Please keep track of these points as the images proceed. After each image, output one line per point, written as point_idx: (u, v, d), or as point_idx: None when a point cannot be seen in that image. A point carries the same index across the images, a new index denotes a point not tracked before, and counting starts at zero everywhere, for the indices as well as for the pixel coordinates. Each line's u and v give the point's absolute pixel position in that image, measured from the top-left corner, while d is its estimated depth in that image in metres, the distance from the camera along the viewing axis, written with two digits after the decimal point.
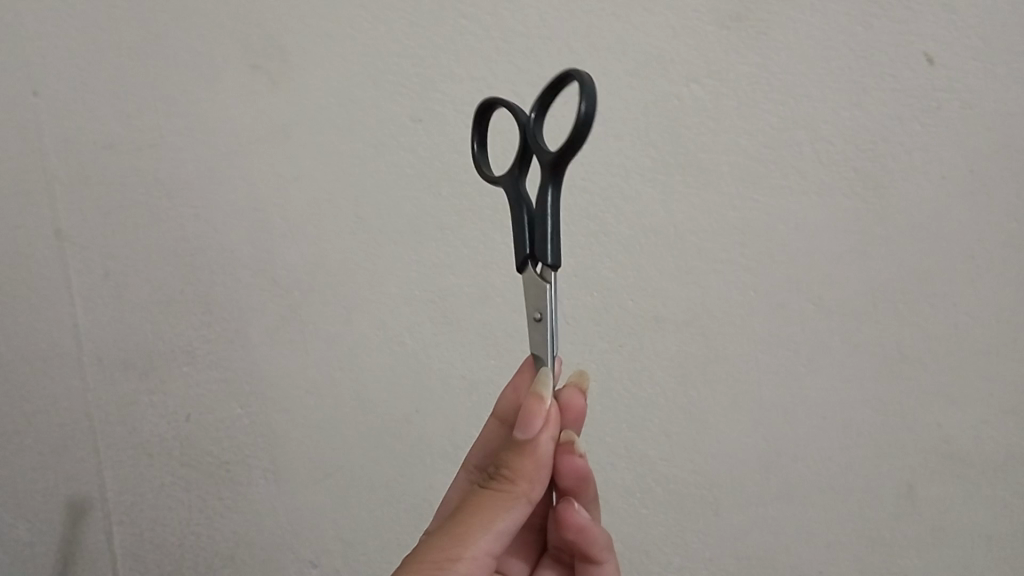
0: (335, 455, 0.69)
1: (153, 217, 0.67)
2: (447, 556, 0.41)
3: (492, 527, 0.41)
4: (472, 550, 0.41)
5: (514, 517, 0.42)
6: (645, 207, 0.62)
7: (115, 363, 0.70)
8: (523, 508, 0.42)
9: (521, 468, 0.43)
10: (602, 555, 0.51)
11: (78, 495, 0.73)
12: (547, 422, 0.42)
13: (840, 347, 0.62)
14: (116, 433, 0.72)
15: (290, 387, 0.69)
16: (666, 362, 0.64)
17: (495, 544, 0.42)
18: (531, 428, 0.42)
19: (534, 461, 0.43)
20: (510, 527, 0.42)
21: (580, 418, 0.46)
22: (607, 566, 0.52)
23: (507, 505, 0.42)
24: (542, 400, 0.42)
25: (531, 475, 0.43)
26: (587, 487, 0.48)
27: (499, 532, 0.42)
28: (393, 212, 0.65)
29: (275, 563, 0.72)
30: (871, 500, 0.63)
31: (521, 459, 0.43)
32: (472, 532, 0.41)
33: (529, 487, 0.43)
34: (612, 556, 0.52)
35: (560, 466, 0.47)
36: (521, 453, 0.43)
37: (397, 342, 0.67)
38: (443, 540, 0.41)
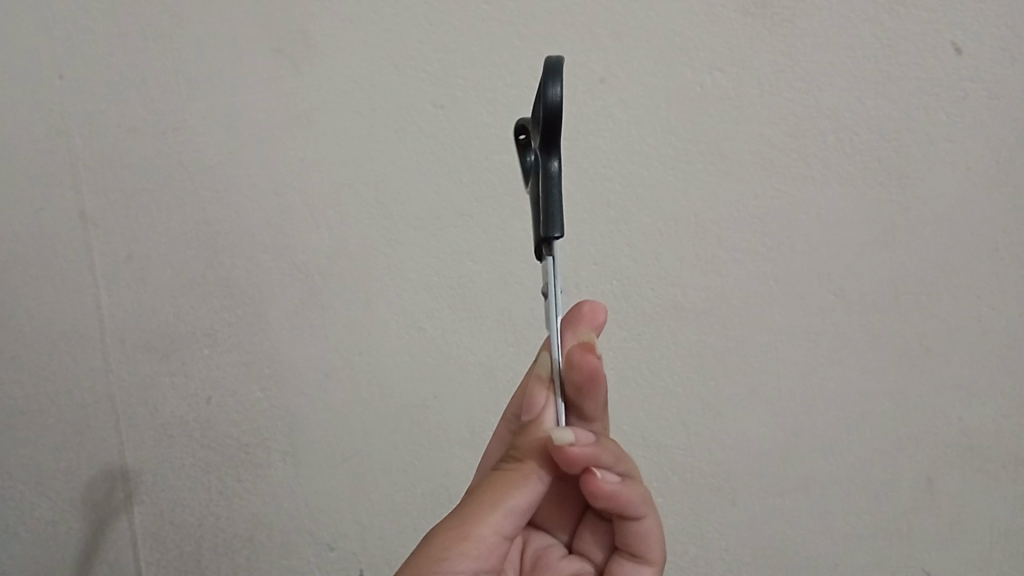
0: (352, 440, 0.70)
1: (177, 200, 0.68)
2: (455, 536, 0.40)
3: (501, 506, 0.41)
4: (480, 529, 0.40)
5: (524, 495, 0.41)
6: (667, 195, 0.62)
7: (137, 345, 0.71)
8: (542, 484, 0.42)
9: (527, 446, 0.42)
10: (640, 511, 0.45)
11: (98, 476, 0.74)
12: (549, 398, 0.42)
13: (862, 339, 0.61)
14: (137, 414, 0.72)
15: (310, 371, 0.69)
16: (684, 352, 0.64)
17: (505, 525, 0.41)
18: (535, 404, 0.43)
19: (540, 439, 0.42)
20: (523, 505, 0.41)
21: (598, 379, 0.42)
22: (648, 521, 0.46)
23: (516, 485, 0.41)
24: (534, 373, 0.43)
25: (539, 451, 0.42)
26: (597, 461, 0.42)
27: (509, 511, 0.41)
28: (412, 198, 0.65)
29: (292, 546, 0.73)
30: (889, 492, 0.63)
31: (527, 438, 0.42)
32: (479, 511, 0.41)
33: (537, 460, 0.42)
34: (651, 508, 0.46)
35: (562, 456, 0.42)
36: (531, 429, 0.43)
37: (415, 328, 0.67)
38: (449, 524, 0.41)
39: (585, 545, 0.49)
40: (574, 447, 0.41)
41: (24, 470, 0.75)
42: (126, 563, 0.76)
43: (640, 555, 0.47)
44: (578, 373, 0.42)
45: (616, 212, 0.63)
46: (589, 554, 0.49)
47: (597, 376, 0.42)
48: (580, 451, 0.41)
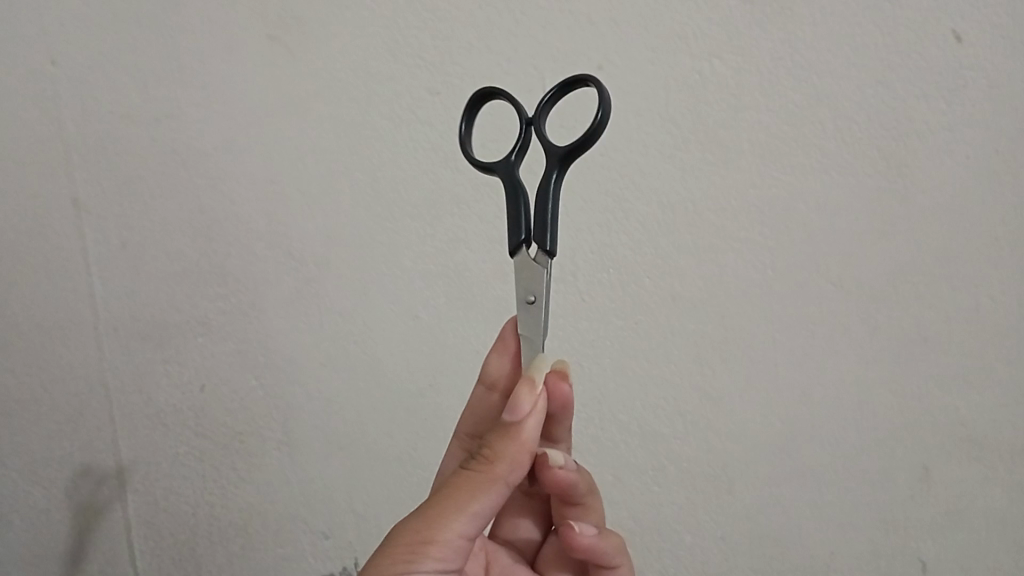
0: (347, 428, 0.69)
1: (171, 188, 0.67)
2: (418, 539, 0.41)
3: (466, 510, 0.41)
4: (446, 535, 0.41)
5: (491, 503, 0.41)
6: (665, 184, 0.62)
7: (132, 333, 0.70)
8: (507, 490, 0.42)
9: (504, 450, 0.42)
10: (608, 555, 0.53)
11: (94, 464, 0.74)
12: (535, 403, 0.41)
13: (860, 328, 0.61)
14: (132, 402, 0.72)
15: (304, 359, 0.69)
16: (681, 341, 0.64)
17: (471, 527, 0.41)
18: (519, 410, 0.42)
19: (518, 445, 0.42)
20: (489, 509, 0.42)
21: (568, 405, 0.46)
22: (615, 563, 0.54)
23: (486, 489, 0.41)
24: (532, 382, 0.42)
25: (513, 459, 0.42)
26: (576, 493, 0.51)
27: (475, 516, 0.41)
28: (408, 186, 0.65)
29: (288, 534, 0.72)
30: (886, 483, 0.63)
31: (507, 442, 0.42)
32: (446, 514, 0.41)
33: (508, 470, 0.42)
34: (619, 552, 0.54)
35: (545, 477, 0.50)
36: (510, 433, 0.42)
37: (412, 318, 0.67)
38: (418, 523, 0.41)
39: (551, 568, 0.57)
40: (560, 469, 0.49)
41: (19, 458, 0.75)
42: (120, 551, 0.75)
43: None
44: (553, 401, 0.46)
45: (612, 199, 0.63)
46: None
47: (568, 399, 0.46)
48: (562, 473, 0.50)
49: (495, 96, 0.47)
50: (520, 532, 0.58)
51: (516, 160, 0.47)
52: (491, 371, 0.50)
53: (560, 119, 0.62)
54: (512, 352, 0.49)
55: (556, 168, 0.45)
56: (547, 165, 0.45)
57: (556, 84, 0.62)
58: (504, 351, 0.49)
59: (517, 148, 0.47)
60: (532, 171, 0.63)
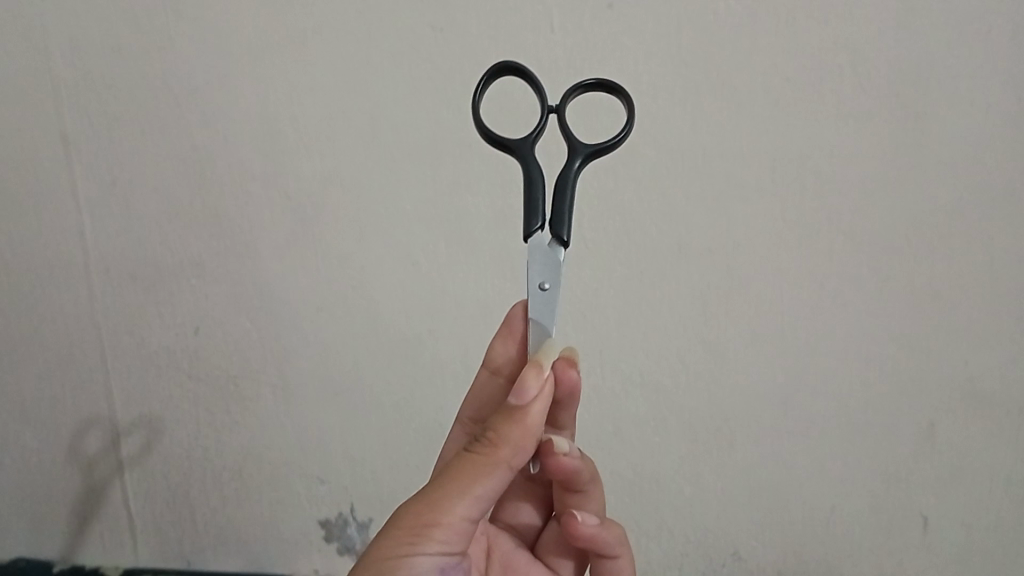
0: (343, 373, 0.68)
1: (162, 124, 0.65)
2: (422, 520, 0.40)
3: (469, 493, 0.40)
4: (450, 517, 0.40)
5: (494, 485, 0.41)
6: (674, 128, 0.59)
7: (123, 274, 0.69)
8: (510, 474, 0.41)
9: (507, 434, 0.41)
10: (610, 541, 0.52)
11: (84, 406, 0.72)
12: (541, 388, 0.41)
13: (870, 280, 0.60)
14: (123, 344, 0.70)
15: (299, 304, 0.67)
16: (686, 291, 0.62)
17: (474, 510, 0.41)
18: (524, 394, 0.41)
19: (522, 430, 0.41)
20: (493, 492, 0.41)
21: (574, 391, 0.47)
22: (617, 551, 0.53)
23: (489, 472, 0.40)
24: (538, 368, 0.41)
25: (515, 443, 0.41)
26: (579, 480, 0.50)
27: (478, 499, 0.40)
28: (408, 126, 0.63)
29: (282, 478, 0.71)
30: (890, 437, 0.62)
31: (510, 426, 0.41)
32: (448, 496, 0.40)
33: (512, 454, 0.41)
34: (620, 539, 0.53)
35: (547, 466, 0.49)
36: (513, 417, 0.41)
37: (410, 262, 0.65)
38: (420, 505, 0.41)
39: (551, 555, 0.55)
40: (565, 456, 0.48)
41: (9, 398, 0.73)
42: (112, 493, 0.74)
43: None
44: (560, 387, 0.46)
45: (622, 148, 0.60)
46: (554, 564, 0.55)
47: (574, 387, 0.46)
48: (566, 459, 0.49)
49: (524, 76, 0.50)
50: (522, 518, 0.57)
51: (532, 142, 0.49)
52: (494, 357, 0.50)
53: (582, 112, 0.61)
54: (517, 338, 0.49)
55: (577, 159, 0.48)
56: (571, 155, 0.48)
57: (565, 23, 0.59)
58: (511, 339, 0.49)
59: (536, 130, 0.49)
60: (550, 158, 0.62)
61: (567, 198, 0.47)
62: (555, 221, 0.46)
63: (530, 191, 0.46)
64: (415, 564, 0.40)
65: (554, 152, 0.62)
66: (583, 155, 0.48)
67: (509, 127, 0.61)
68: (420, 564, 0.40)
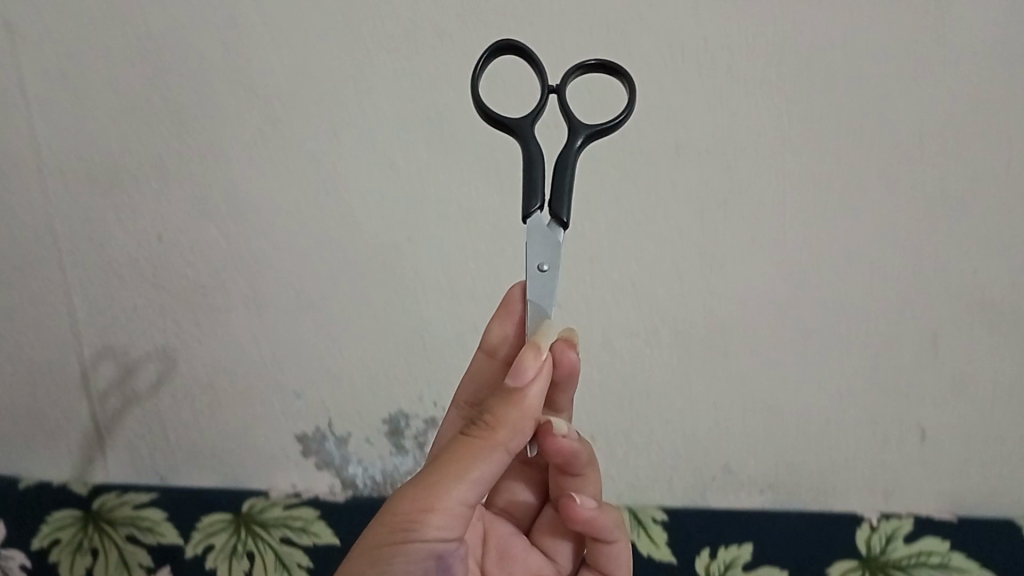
0: (319, 283, 0.62)
1: (114, 8, 0.58)
2: (417, 505, 0.37)
3: (466, 476, 0.38)
4: (447, 501, 0.38)
5: (492, 468, 0.38)
6: (670, 18, 0.55)
7: (77, 173, 0.61)
8: (508, 457, 0.39)
9: (504, 415, 0.38)
10: (609, 535, 0.48)
11: (42, 317, 0.65)
12: (539, 368, 0.39)
13: (876, 182, 0.56)
14: (82, 251, 0.63)
15: (270, 209, 0.61)
16: (683, 195, 0.58)
17: (473, 494, 0.38)
18: (522, 375, 0.39)
19: (520, 411, 0.39)
20: (491, 475, 0.38)
21: (574, 376, 0.44)
22: (617, 545, 0.49)
23: (487, 454, 0.38)
24: (537, 348, 0.39)
25: (514, 424, 0.38)
26: (576, 464, 0.47)
27: (476, 482, 0.38)
28: (386, 14, 0.57)
29: (257, 392, 0.64)
30: (893, 348, 0.59)
31: (506, 407, 0.39)
32: (444, 481, 0.38)
33: (510, 436, 0.38)
34: (620, 533, 0.48)
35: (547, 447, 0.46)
36: (511, 398, 0.39)
37: (389, 165, 0.60)
38: (416, 490, 0.38)
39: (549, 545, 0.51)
40: (564, 439, 0.45)
41: None
42: (73, 416, 0.66)
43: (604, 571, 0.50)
44: (558, 370, 0.43)
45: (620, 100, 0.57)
46: (553, 553, 0.51)
47: (574, 370, 0.44)
48: (565, 443, 0.45)
49: (521, 51, 0.46)
50: (515, 496, 0.53)
51: (532, 120, 0.45)
52: (487, 340, 0.46)
53: (581, 86, 0.57)
54: (516, 322, 0.45)
55: (579, 135, 0.45)
56: (573, 134, 0.45)
57: None
58: (507, 318, 0.45)
59: (536, 108, 0.45)
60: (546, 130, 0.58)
61: (568, 179, 0.43)
62: (556, 202, 0.43)
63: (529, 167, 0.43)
64: (411, 550, 0.38)
65: (550, 136, 0.58)
66: (585, 133, 0.45)
67: (503, 104, 0.57)
68: (416, 553, 0.37)
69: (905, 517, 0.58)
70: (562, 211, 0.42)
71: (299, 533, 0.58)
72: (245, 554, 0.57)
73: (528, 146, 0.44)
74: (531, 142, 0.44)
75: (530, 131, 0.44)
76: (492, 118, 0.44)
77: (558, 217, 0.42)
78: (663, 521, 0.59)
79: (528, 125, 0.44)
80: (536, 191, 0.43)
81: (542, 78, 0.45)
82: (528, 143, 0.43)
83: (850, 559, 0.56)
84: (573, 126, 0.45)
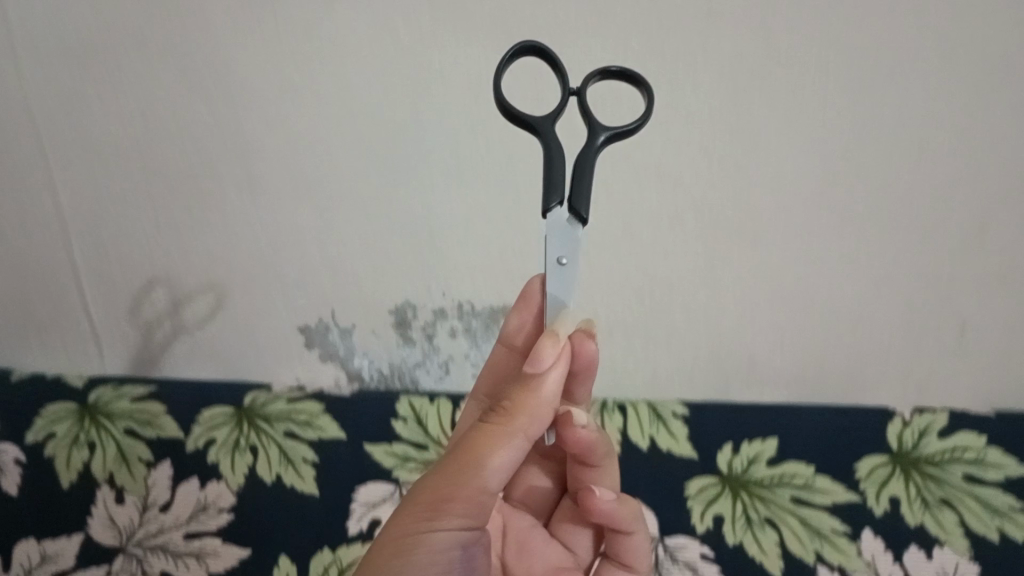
0: (316, 166, 0.57)
1: None
2: (437, 495, 0.34)
3: (488, 464, 0.35)
4: (468, 490, 0.34)
5: (514, 456, 0.35)
6: None
7: (46, 44, 0.55)
8: (529, 445, 0.36)
9: (522, 402, 0.36)
10: (630, 525, 0.45)
11: (24, 202, 0.59)
12: (558, 353, 0.36)
13: (932, 51, 0.51)
14: (61, 129, 0.57)
15: (263, 86, 0.55)
16: (717, 65, 0.52)
17: (494, 483, 0.35)
18: (540, 361, 0.36)
19: (539, 398, 0.36)
20: (512, 464, 0.35)
21: (593, 368, 0.41)
22: (636, 537, 0.46)
23: (506, 441, 0.35)
24: (556, 334, 0.37)
25: (532, 411, 0.36)
26: (594, 456, 0.44)
27: (497, 469, 0.35)
28: None
29: (255, 284, 0.61)
30: (934, 235, 0.54)
31: (524, 393, 0.36)
32: (464, 470, 0.35)
33: (529, 423, 0.36)
34: (640, 525, 0.46)
35: (564, 438, 0.43)
36: (528, 385, 0.36)
37: (389, 35, 0.54)
38: (434, 480, 0.35)
39: (568, 535, 0.50)
40: (581, 429, 0.42)
41: None
42: (64, 308, 0.62)
43: (625, 563, 0.47)
44: (576, 361, 0.40)
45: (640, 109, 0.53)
46: (571, 544, 0.50)
47: (593, 360, 0.40)
48: (581, 433, 0.42)
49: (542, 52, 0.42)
50: (531, 482, 0.52)
51: (551, 121, 0.40)
52: (506, 329, 0.44)
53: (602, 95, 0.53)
54: (534, 311, 0.43)
55: (601, 134, 0.40)
56: (592, 134, 0.40)
57: None
58: (526, 310, 0.43)
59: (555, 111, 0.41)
60: (568, 135, 0.55)
61: (588, 180, 0.39)
62: (575, 199, 0.38)
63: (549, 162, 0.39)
64: (434, 546, 0.34)
65: (573, 131, 0.55)
66: (606, 135, 0.41)
67: (522, 100, 0.54)
68: (439, 545, 0.34)
69: (940, 412, 0.55)
70: (581, 208, 0.38)
71: (303, 428, 0.55)
72: (248, 448, 0.54)
73: (547, 143, 0.39)
74: (552, 139, 0.40)
75: (549, 131, 0.40)
76: (510, 114, 0.40)
77: (577, 214, 0.38)
78: (683, 417, 0.56)
79: (546, 125, 0.40)
80: (555, 188, 0.38)
81: (563, 82, 0.41)
82: (548, 143, 0.39)
83: (880, 454, 0.53)
84: (593, 127, 0.41)
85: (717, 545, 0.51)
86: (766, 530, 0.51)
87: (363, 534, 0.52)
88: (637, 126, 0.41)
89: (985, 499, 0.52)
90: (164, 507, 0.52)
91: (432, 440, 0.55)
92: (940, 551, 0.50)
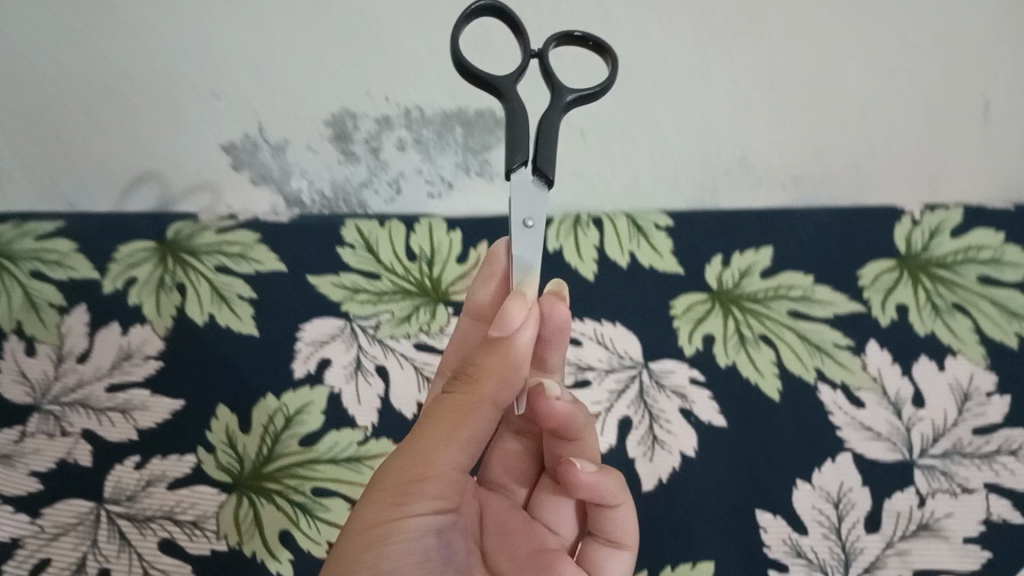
0: None
1: None
2: (403, 475, 0.30)
3: (457, 438, 0.31)
4: (436, 468, 0.30)
5: (484, 426, 0.31)
6: None
7: None
8: (500, 414, 0.32)
9: (488, 367, 0.32)
10: (614, 498, 0.36)
11: None
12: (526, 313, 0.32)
13: None
14: None
15: None
16: None
17: (464, 456, 0.31)
18: (506, 323, 0.32)
19: (509, 363, 0.32)
20: (484, 435, 0.32)
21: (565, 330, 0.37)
22: (623, 509, 0.37)
23: (474, 409, 0.31)
24: (522, 293, 0.33)
25: (502, 376, 0.32)
26: (574, 427, 0.37)
27: (467, 443, 0.31)
28: None
29: (174, 98, 0.51)
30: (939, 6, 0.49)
31: (490, 357, 0.32)
32: (432, 444, 0.31)
33: (499, 389, 0.31)
34: (626, 496, 0.37)
35: (537, 408, 0.36)
36: (492, 351, 0.32)
37: None
38: (401, 457, 0.31)
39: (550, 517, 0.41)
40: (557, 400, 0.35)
41: None
42: None
43: (611, 538, 0.37)
44: (545, 326, 0.37)
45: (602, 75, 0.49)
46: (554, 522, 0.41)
47: (566, 326, 0.37)
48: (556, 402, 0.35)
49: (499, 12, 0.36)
50: (508, 461, 0.43)
51: (511, 81, 0.35)
52: (473, 301, 0.40)
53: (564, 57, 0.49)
54: (501, 277, 0.38)
55: (566, 96, 0.35)
56: (556, 96, 0.35)
57: None
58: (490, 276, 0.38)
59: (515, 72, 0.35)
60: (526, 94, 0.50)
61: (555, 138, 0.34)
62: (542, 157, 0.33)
63: (513, 121, 0.33)
64: (409, 533, 0.29)
65: (538, 95, 0.50)
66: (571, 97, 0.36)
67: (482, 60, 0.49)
68: (415, 533, 0.29)
69: (954, 210, 0.49)
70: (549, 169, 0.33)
71: (235, 260, 0.49)
72: (175, 286, 0.47)
73: (510, 102, 0.34)
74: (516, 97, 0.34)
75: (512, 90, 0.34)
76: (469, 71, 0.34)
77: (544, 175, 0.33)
78: (667, 229, 0.49)
79: (507, 82, 0.35)
80: (519, 142, 0.33)
81: (523, 44, 0.36)
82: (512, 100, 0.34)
83: (887, 258, 0.48)
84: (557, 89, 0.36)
85: (708, 369, 0.45)
86: (761, 346, 0.45)
87: (310, 377, 0.45)
88: (607, 84, 0.35)
89: (1001, 303, 0.47)
90: (82, 357, 0.45)
91: (383, 268, 0.49)
92: (955, 360, 0.45)
